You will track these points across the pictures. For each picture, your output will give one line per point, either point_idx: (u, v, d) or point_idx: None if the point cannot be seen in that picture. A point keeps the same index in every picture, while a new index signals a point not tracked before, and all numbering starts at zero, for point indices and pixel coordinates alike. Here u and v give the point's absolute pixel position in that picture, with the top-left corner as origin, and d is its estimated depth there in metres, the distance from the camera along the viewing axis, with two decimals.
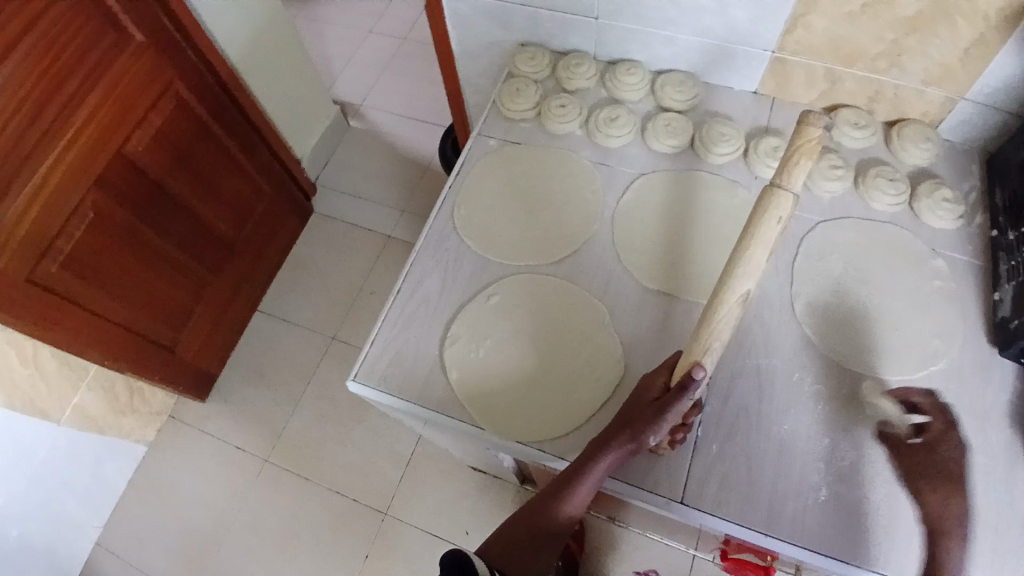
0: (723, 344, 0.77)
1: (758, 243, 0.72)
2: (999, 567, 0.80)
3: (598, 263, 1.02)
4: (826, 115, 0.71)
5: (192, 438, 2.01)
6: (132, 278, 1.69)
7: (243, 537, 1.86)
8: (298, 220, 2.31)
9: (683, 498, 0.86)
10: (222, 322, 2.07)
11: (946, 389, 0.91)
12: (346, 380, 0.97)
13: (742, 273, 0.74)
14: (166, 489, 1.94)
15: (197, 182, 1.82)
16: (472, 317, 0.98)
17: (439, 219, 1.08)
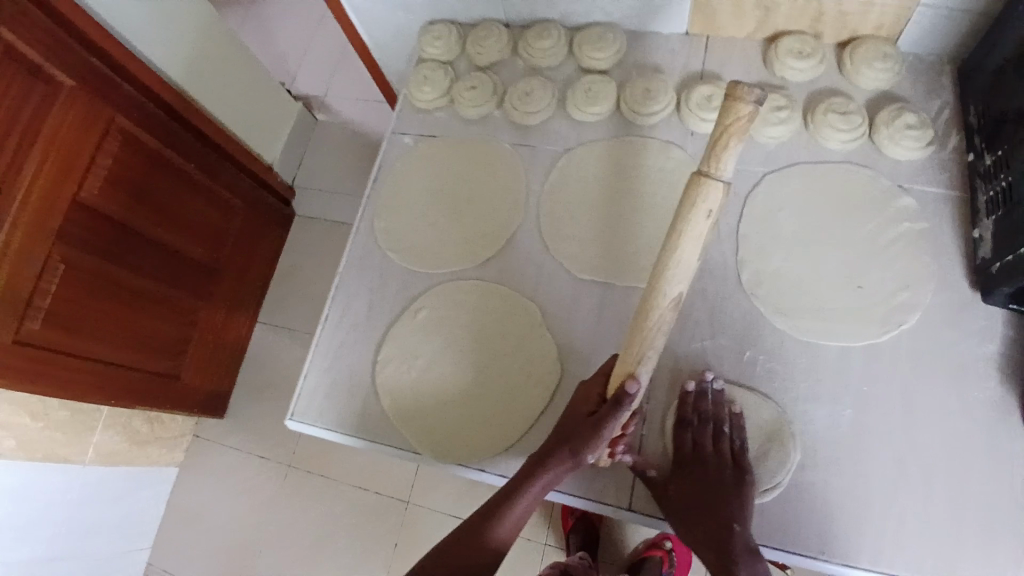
0: (656, 353, 0.68)
1: (687, 237, 0.60)
2: (984, 539, 0.73)
3: (527, 259, 0.94)
4: (756, 86, 0.56)
5: (216, 455, 1.86)
6: (129, 321, 1.47)
7: (277, 549, 1.71)
8: (281, 229, 1.98)
9: (631, 505, 0.81)
10: (222, 345, 1.81)
11: (918, 347, 0.82)
12: (284, 421, 0.94)
13: (672, 277, 0.63)
14: (194, 511, 1.82)
15: (166, 217, 1.50)
16: (401, 336, 0.94)
17: (360, 235, 1.02)
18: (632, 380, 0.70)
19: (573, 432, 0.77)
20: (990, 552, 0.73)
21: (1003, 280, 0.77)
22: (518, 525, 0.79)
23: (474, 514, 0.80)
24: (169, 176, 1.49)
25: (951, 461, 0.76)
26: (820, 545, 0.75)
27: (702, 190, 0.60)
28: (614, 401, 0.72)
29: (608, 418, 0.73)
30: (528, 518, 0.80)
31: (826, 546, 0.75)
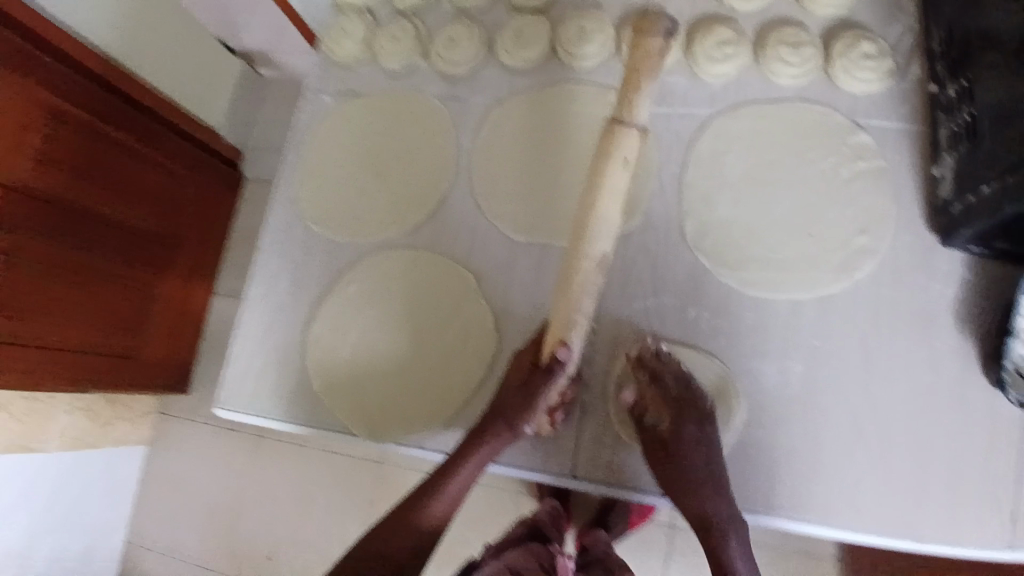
0: (583, 316, 0.67)
1: (606, 190, 0.61)
2: (941, 481, 0.73)
3: (459, 222, 0.88)
4: (667, 17, 0.58)
5: (187, 429, 1.50)
6: (72, 298, 1.10)
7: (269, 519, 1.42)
8: (229, 190, 1.45)
9: (574, 472, 0.78)
10: (187, 318, 1.39)
11: (865, 295, 0.79)
12: (213, 408, 0.88)
13: (599, 229, 0.63)
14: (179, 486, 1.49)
15: (117, 189, 1.14)
16: (329, 312, 0.88)
17: (280, 205, 0.94)
18: (562, 347, 0.69)
19: (507, 404, 0.73)
20: (941, 496, 0.73)
21: (964, 222, 0.74)
22: (454, 507, 0.74)
23: (407, 497, 0.74)
24: (100, 140, 1.11)
25: (905, 405, 0.75)
26: (762, 501, 0.74)
27: (617, 139, 0.60)
28: (546, 369, 0.70)
29: (542, 387, 0.71)
30: (465, 497, 0.75)
31: (768, 501, 0.74)
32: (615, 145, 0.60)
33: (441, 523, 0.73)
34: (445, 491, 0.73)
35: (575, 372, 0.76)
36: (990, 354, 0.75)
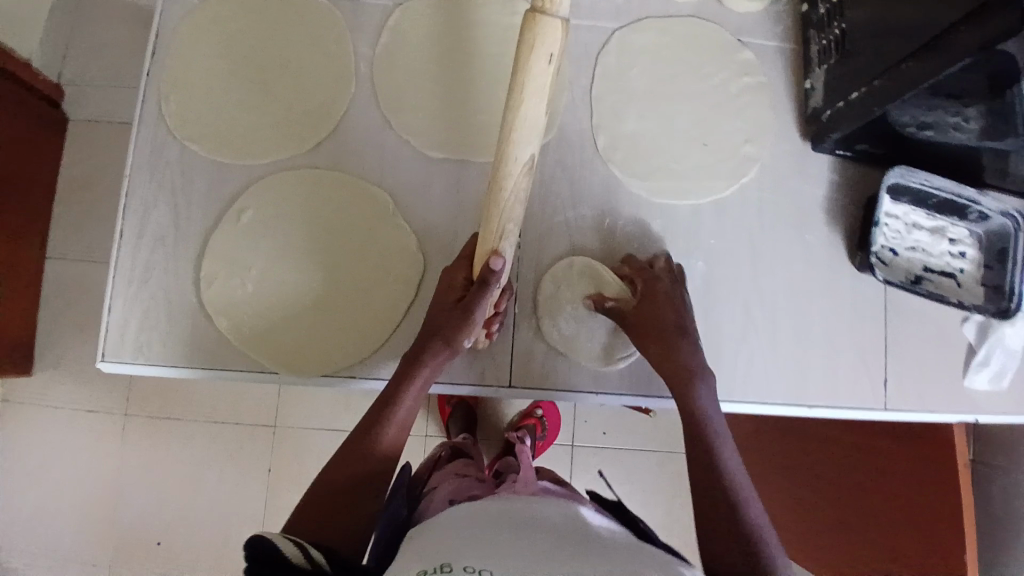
0: (516, 225, 0.63)
1: (531, 90, 0.53)
2: (827, 355, 0.85)
3: (364, 141, 0.81)
4: None
5: (41, 417, 1.46)
6: None
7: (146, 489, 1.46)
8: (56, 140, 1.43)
9: (512, 381, 0.81)
10: (29, 284, 1.40)
11: (756, 196, 0.87)
12: (94, 363, 0.77)
13: (523, 132, 0.56)
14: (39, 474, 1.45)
15: None
16: (225, 245, 0.78)
17: (145, 128, 0.81)
18: (498, 257, 0.64)
19: (444, 321, 0.72)
20: (827, 367, 0.85)
21: (835, 127, 0.82)
22: (406, 429, 0.73)
23: (358, 426, 0.73)
24: None
25: (792, 293, 0.86)
26: None
27: (538, 32, 0.52)
28: (481, 281, 0.67)
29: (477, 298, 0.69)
30: (415, 418, 0.74)
31: None
32: (539, 44, 0.51)
33: (395, 445, 0.72)
34: (394, 414, 0.72)
35: (507, 284, 0.76)
36: (854, 242, 0.87)
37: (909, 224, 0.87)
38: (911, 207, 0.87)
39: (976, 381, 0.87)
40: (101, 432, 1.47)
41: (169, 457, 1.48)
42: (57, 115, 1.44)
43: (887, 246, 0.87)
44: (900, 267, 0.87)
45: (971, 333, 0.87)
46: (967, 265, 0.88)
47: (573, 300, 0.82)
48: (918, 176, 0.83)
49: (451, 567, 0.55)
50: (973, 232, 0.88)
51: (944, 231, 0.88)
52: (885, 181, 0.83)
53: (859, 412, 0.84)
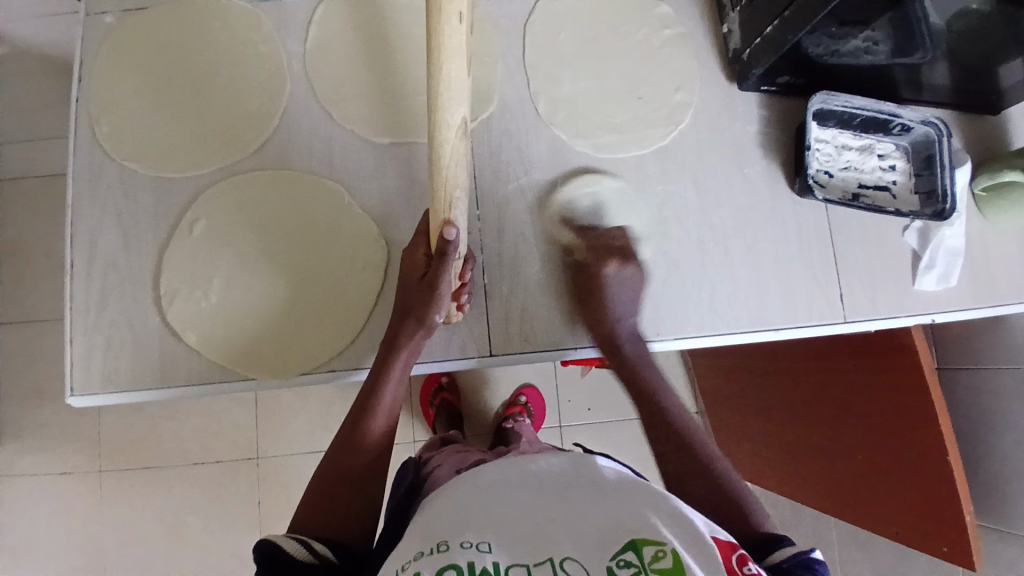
0: (464, 189, 0.63)
1: (448, 52, 0.53)
2: (784, 281, 0.89)
3: (308, 136, 0.82)
4: None
5: (8, 492, 1.41)
6: None
7: (131, 547, 1.42)
8: None
9: (491, 351, 0.82)
10: None
11: (696, 139, 0.91)
12: (63, 401, 0.74)
13: (449, 96, 0.56)
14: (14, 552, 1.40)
15: None
16: (181, 259, 0.77)
17: (81, 153, 0.79)
18: (451, 227, 0.62)
19: (413, 300, 0.72)
20: (786, 291, 0.89)
21: (755, 63, 0.87)
22: (394, 415, 0.73)
23: (347, 420, 0.72)
24: None
25: (744, 227, 0.90)
26: (655, 328, 0.85)
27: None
28: (439, 254, 0.66)
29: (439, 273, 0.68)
30: (404, 401, 0.73)
31: (659, 327, 0.85)
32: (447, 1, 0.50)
33: (386, 432, 0.72)
34: (379, 402, 0.71)
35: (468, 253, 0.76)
36: (791, 169, 0.91)
37: (839, 146, 0.92)
38: (838, 129, 0.92)
39: (926, 283, 0.91)
40: (73, 498, 1.42)
41: (152, 510, 1.43)
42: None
43: (822, 169, 0.92)
44: (836, 187, 0.92)
45: (913, 241, 0.92)
46: (898, 176, 0.93)
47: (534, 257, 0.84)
48: (839, 98, 0.88)
49: (449, 545, 0.57)
50: (899, 145, 0.94)
51: (873, 147, 0.93)
52: (810, 107, 0.88)
53: (821, 327, 0.89)
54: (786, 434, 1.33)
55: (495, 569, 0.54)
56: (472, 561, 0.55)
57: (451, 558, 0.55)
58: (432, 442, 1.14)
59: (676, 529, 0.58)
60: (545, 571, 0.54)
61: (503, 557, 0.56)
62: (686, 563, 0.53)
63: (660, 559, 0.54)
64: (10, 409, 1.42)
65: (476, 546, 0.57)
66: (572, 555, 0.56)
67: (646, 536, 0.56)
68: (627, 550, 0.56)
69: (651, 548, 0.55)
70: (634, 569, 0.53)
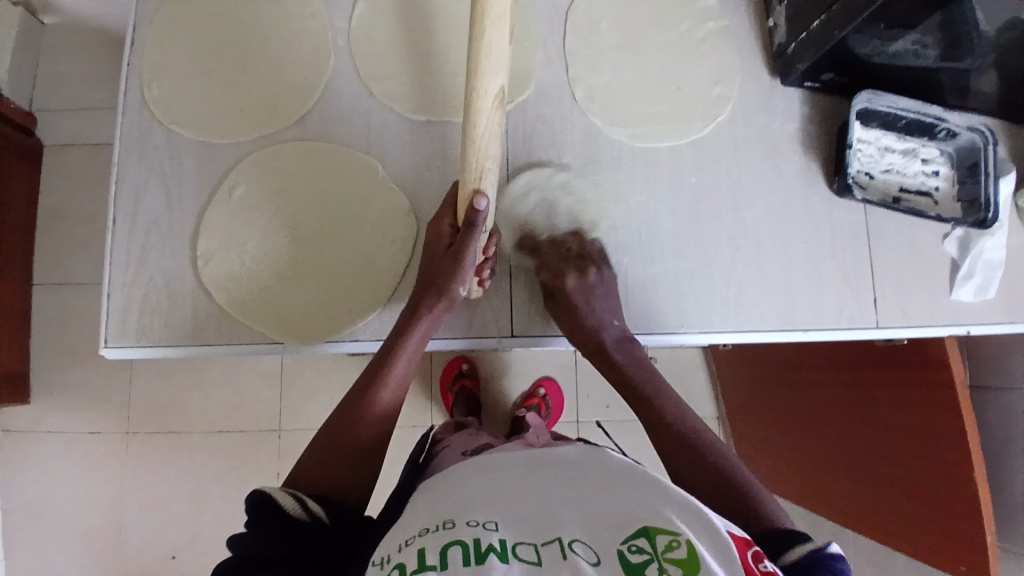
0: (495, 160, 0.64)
1: (491, 19, 0.56)
2: (816, 283, 0.87)
3: (346, 108, 0.83)
4: None
5: (41, 447, 1.47)
6: None
7: (153, 507, 1.46)
8: (31, 170, 1.44)
9: (513, 331, 0.82)
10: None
11: (733, 133, 0.90)
12: (98, 352, 0.77)
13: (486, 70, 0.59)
14: (42, 504, 1.45)
15: None
16: (218, 223, 0.79)
17: (129, 115, 0.82)
18: (480, 196, 0.62)
19: (437, 272, 0.73)
20: (819, 292, 0.87)
21: (798, 60, 0.86)
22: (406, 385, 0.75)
23: (358, 383, 0.73)
24: None
25: (778, 226, 0.88)
26: (679, 320, 0.85)
27: None
28: (468, 224, 0.65)
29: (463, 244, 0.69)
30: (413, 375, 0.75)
31: (683, 319, 0.85)
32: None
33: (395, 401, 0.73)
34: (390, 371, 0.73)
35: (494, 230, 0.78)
36: (830, 169, 0.90)
37: (881, 148, 0.90)
38: (881, 131, 0.90)
39: (962, 294, 0.89)
40: (101, 457, 1.47)
41: (174, 473, 1.47)
42: (31, 142, 1.44)
43: (863, 170, 0.90)
44: (876, 189, 0.90)
45: (952, 249, 0.89)
46: (941, 183, 0.91)
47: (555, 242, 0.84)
48: (884, 98, 0.86)
49: (455, 523, 0.59)
50: (946, 151, 0.91)
51: (917, 151, 0.91)
52: (854, 105, 0.86)
53: (851, 331, 0.87)
54: (808, 442, 1.31)
55: (501, 546, 0.56)
56: (478, 538, 0.56)
57: (458, 534, 0.57)
58: (448, 424, 1.15)
59: (690, 522, 0.59)
60: (554, 552, 0.55)
61: (508, 536, 0.58)
62: (700, 553, 0.54)
63: (674, 549, 0.54)
64: (47, 366, 1.47)
65: (482, 525, 0.59)
66: (582, 539, 0.58)
67: (660, 525, 0.58)
68: (639, 537, 0.57)
69: (665, 537, 0.56)
70: (646, 555, 0.54)
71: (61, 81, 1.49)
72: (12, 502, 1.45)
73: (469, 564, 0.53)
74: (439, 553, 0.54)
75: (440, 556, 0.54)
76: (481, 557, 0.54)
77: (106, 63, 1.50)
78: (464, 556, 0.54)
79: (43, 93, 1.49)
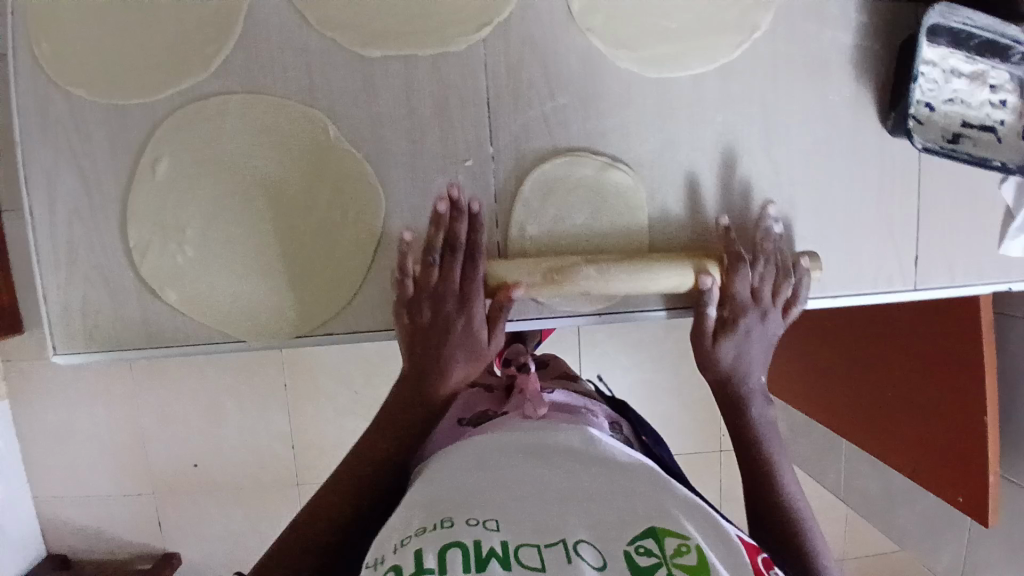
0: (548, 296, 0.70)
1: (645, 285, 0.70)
2: (854, 241, 0.76)
3: (284, 50, 0.67)
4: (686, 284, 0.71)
5: (47, 375, 1.48)
6: None
7: (167, 428, 1.50)
8: None
9: (505, 312, 0.74)
10: None
11: (768, 57, 0.72)
12: (48, 358, 0.70)
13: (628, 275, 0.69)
14: (60, 428, 1.50)
15: None
16: (146, 210, 0.67)
17: (18, 72, 0.66)
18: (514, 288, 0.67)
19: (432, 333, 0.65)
20: (854, 249, 0.76)
21: None
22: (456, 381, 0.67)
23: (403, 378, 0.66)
24: None
25: (814, 173, 0.75)
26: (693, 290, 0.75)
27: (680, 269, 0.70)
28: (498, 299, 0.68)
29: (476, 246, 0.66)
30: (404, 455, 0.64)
31: None
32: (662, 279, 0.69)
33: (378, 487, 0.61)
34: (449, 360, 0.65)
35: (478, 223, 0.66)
36: (885, 103, 0.74)
37: (946, 72, 0.73)
38: (950, 50, 0.72)
39: (1013, 248, 0.78)
40: (108, 381, 1.48)
41: (182, 396, 1.49)
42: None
43: (923, 100, 0.73)
44: (936, 125, 0.74)
45: (1009, 195, 0.77)
46: (1007, 115, 0.75)
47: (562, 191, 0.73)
48: (959, 13, 0.68)
49: (453, 521, 0.50)
50: (1015, 74, 0.74)
51: (985, 76, 0.74)
52: (924, 22, 0.67)
53: (883, 295, 0.77)
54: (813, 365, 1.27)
55: (503, 549, 0.46)
56: (479, 540, 0.47)
57: (455, 535, 0.47)
58: None
59: (700, 525, 0.51)
60: (557, 555, 0.46)
61: (511, 537, 0.48)
62: (712, 561, 0.46)
63: (684, 554, 0.46)
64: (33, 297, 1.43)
65: (482, 525, 0.49)
66: (588, 537, 0.49)
67: (668, 525, 0.49)
68: (646, 538, 0.48)
69: (673, 540, 0.48)
70: (654, 560, 0.46)
71: None
72: (33, 427, 1.50)
73: (470, 570, 0.44)
74: (437, 555, 0.45)
75: (438, 559, 0.44)
76: (482, 564, 0.44)
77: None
78: (465, 560, 0.45)
79: None
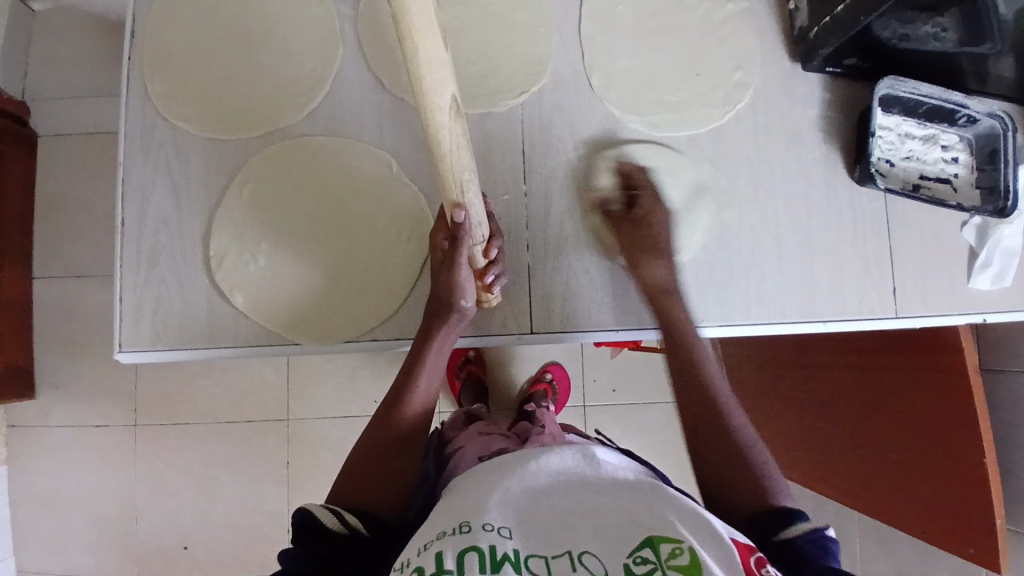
0: (472, 170, 0.58)
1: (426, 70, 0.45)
2: (836, 275, 0.86)
3: (360, 103, 0.81)
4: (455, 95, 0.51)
5: (43, 440, 1.42)
6: None
7: (158, 500, 1.41)
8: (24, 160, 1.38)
9: (532, 328, 0.82)
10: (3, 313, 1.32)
11: (752, 122, 0.88)
12: (113, 356, 0.76)
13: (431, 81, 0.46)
14: (44, 497, 1.41)
15: None
16: (229, 222, 0.77)
17: (135, 111, 0.79)
18: (459, 210, 0.60)
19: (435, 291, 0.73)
20: (839, 277, 0.87)
21: (822, 44, 0.83)
22: (430, 401, 0.73)
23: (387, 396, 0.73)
24: None
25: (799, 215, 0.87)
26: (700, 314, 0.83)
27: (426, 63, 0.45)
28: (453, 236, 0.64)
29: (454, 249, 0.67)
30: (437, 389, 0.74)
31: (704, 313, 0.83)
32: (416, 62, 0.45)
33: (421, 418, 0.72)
34: (420, 373, 0.73)
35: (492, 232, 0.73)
36: (851, 160, 0.88)
37: (902, 134, 0.89)
38: (902, 117, 0.89)
39: (979, 283, 0.88)
40: (108, 448, 1.42)
41: (182, 466, 1.41)
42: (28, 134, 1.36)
43: (883, 157, 0.89)
44: (897, 176, 0.89)
45: (970, 238, 0.88)
46: (961, 169, 0.90)
47: (572, 234, 0.83)
48: (906, 84, 0.84)
49: (470, 525, 0.52)
50: (964, 137, 0.90)
51: (936, 138, 0.90)
52: (876, 92, 0.84)
53: (867, 322, 0.86)
54: None
55: (515, 555, 0.49)
56: (494, 545, 0.49)
57: (472, 540, 0.49)
58: (456, 415, 1.13)
59: (694, 529, 0.52)
60: (563, 565, 0.49)
61: (523, 545, 0.51)
62: (705, 559, 0.48)
63: (678, 555, 0.48)
64: (46, 359, 1.41)
65: (497, 531, 0.51)
66: (590, 550, 0.51)
67: (664, 533, 0.51)
68: (644, 547, 0.50)
69: (668, 545, 0.49)
70: (650, 567, 0.48)
71: (52, 63, 1.41)
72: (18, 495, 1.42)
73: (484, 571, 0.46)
74: (455, 557, 0.48)
75: (456, 563, 0.47)
76: (497, 566, 0.47)
77: (100, 45, 1.42)
78: (480, 562, 0.47)
79: (31, 74, 1.41)
